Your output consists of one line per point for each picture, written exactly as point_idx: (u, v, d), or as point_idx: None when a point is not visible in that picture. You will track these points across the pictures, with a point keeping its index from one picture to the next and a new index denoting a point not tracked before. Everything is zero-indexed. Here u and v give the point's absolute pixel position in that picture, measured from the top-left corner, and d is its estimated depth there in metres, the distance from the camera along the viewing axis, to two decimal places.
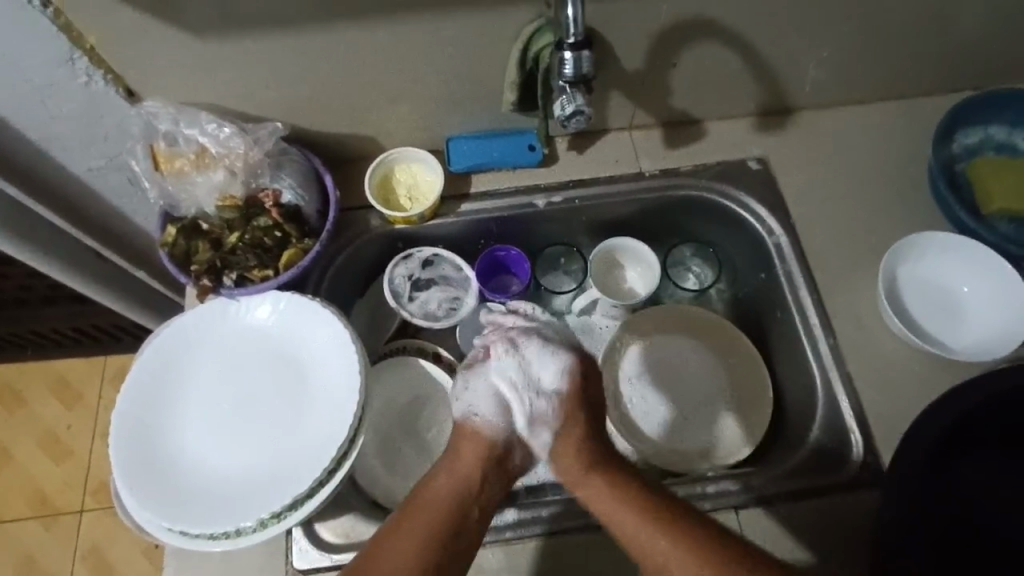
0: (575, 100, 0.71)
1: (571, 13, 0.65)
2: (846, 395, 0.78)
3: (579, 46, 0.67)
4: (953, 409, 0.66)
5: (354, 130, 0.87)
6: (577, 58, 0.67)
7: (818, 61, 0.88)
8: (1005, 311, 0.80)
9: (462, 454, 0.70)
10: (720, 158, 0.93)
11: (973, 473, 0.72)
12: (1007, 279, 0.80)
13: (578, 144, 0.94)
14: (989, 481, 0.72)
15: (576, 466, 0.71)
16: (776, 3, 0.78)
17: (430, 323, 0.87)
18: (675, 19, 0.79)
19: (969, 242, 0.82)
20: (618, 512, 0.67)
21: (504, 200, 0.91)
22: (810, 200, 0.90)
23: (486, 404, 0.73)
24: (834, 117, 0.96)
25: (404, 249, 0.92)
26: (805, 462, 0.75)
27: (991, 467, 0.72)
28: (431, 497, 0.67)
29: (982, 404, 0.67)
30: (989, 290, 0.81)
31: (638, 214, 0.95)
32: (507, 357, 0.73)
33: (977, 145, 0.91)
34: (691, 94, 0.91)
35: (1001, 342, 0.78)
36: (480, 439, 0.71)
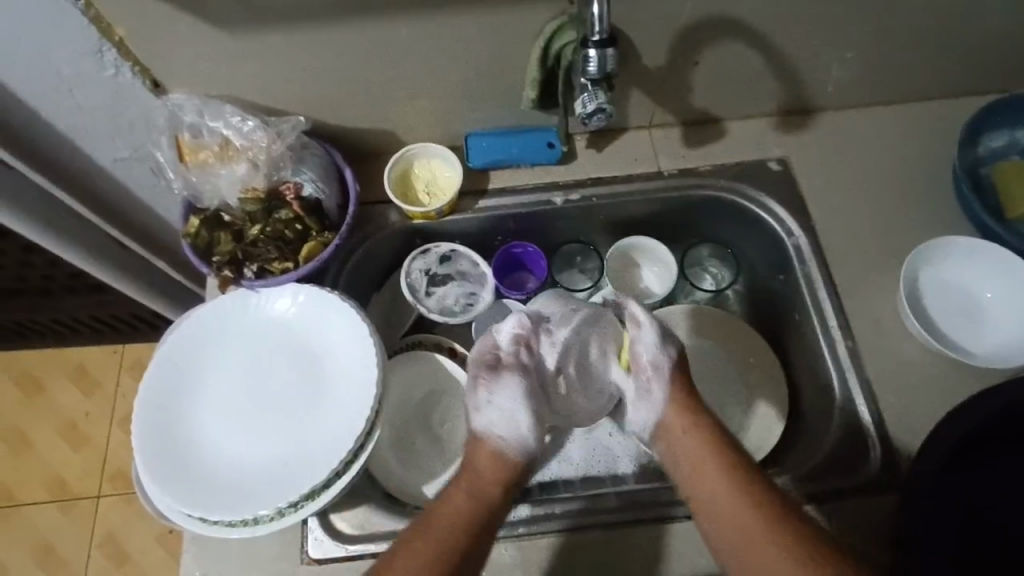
0: (596, 98, 0.70)
1: (596, 10, 0.65)
2: (864, 400, 0.77)
3: (603, 44, 0.66)
4: (971, 415, 0.66)
5: (374, 126, 0.87)
6: (601, 55, 0.67)
7: (840, 61, 0.87)
8: None
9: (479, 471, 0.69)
10: (740, 158, 0.93)
11: (993, 479, 0.71)
12: None
13: (595, 142, 0.95)
14: (1008, 490, 0.71)
15: (674, 420, 0.72)
16: (800, 2, 0.78)
17: (446, 319, 0.87)
18: (698, 17, 0.78)
19: (995, 246, 0.81)
20: (705, 473, 0.68)
21: (522, 196, 0.91)
22: (831, 202, 0.89)
23: (507, 419, 0.71)
24: (856, 119, 0.95)
25: (423, 244, 0.92)
26: (818, 468, 0.74)
27: (1011, 477, 0.71)
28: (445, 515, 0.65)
29: (1000, 411, 0.66)
30: (1014, 296, 0.80)
31: (655, 213, 0.95)
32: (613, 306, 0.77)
33: (1002, 149, 0.90)
34: (711, 93, 0.90)
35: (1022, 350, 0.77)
36: (504, 457, 0.70)
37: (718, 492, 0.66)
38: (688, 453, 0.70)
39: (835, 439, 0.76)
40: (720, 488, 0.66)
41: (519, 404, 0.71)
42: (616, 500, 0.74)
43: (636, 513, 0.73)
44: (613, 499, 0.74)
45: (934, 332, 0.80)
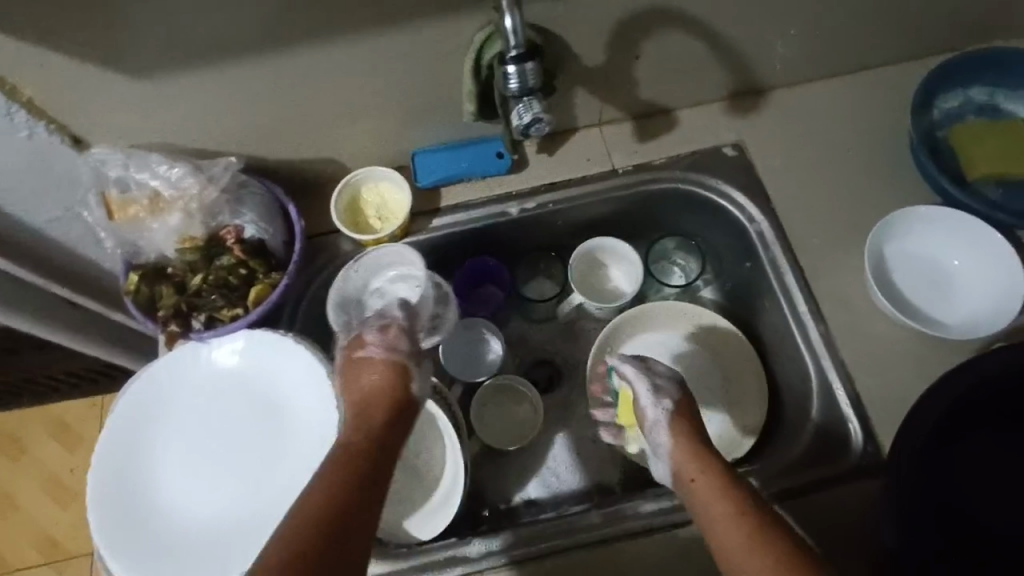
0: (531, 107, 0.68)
1: (509, 23, 0.62)
2: (840, 384, 0.75)
3: (522, 58, 0.64)
4: (948, 391, 0.64)
5: (314, 156, 0.85)
6: (521, 70, 0.65)
7: (784, 38, 0.85)
8: (999, 279, 0.77)
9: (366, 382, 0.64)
10: (693, 148, 0.91)
11: (975, 453, 0.69)
12: (995, 247, 0.77)
13: (546, 147, 0.92)
14: (994, 462, 0.70)
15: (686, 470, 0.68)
16: None
17: None
18: (632, 10, 0.76)
19: (956, 213, 0.79)
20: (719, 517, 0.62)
21: (477, 211, 0.89)
22: (790, 183, 0.87)
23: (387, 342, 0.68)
24: (809, 94, 0.93)
25: None
26: (800, 457, 0.73)
27: (994, 449, 0.70)
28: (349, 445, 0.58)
29: (977, 384, 0.65)
30: (981, 262, 0.79)
31: (614, 213, 0.93)
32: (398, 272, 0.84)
33: (955, 110, 0.89)
34: (657, 84, 0.88)
35: (994, 316, 0.75)
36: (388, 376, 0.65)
37: (730, 542, 0.60)
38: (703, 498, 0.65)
39: (815, 428, 0.74)
40: (732, 536, 0.60)
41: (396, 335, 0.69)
42: (598, 516, 0.73)
43: (620, 527, 0.72)
44: (595, 516, 0.73)
45: (906, 306, 0.79)
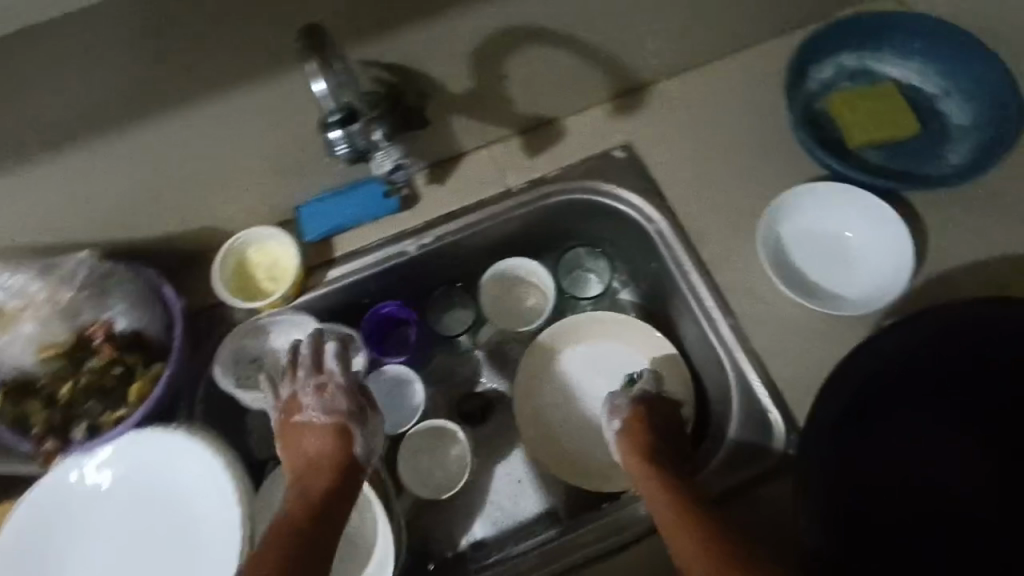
0: (393, 154, 0.65)
1: (320, 92, 0.56)
2: (755, 373, 0.75)
3: (346, 121, 0.59)
4: (853, 373, 0.65)
5: (188, 229, 0.80)
6: (349, 133, 0.60)
7: (652, 35, 0.83)
8: (891, 244, 0.78)
9: (305, 449, 0.68)
10: (584, 155, 0.90)
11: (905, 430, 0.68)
12: (882, 214, 0.78)
13: (436, 176, 0.89)
14: (920, 437, 0.69)
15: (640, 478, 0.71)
16: None
17: None
18: (486, 37, 0.72)
19: (837, 186, 0.80)
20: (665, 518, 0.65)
21: (373, 256, 0.86)
22: (683, 177, 0.87)
23: (319, 410, 0.70)
24: (693, 81, 0.92)
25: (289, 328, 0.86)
26: (729, 458, 0.73)
27: (924, 422, 0.69)
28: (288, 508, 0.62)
29: (879, 362, 0.66)
30: (875, 231, 0.79)
31: (517, 233, 0.91)
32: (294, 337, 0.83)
33: (830, 78, 0.89)
34: (534, 98, 0.86)
35: (889, 283, 0.76)
36: (327, 446, 0.67)
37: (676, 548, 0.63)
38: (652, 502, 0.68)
39: (745, 418, 0.74)
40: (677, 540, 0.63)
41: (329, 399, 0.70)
42: (537, 558, 0.73)
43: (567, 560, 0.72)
44: (533, 558, 0.74)
45: (809, 286, 0.79)
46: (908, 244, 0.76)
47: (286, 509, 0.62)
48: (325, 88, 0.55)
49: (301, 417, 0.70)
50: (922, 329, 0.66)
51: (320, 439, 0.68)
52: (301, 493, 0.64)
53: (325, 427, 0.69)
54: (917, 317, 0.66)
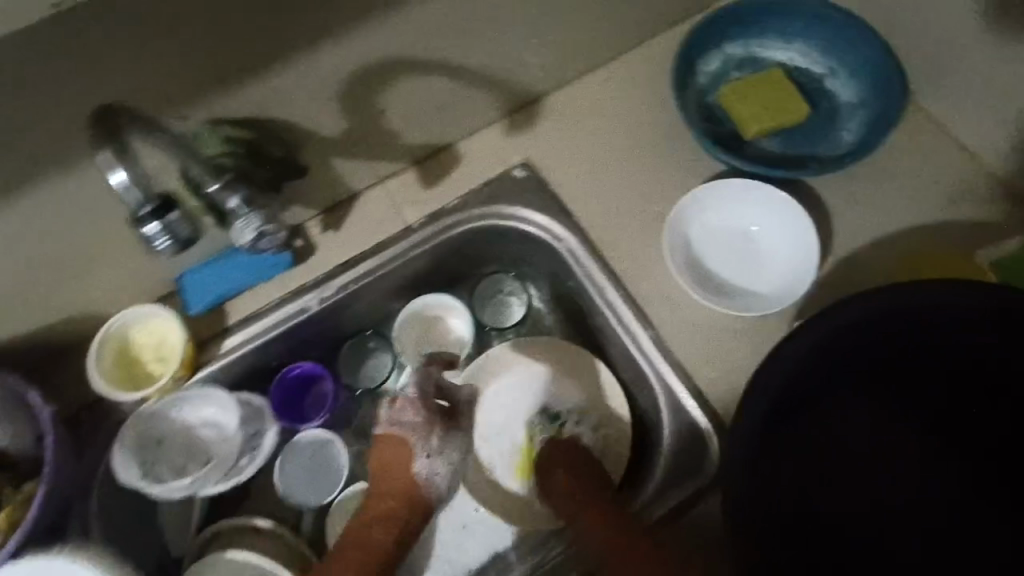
0: (254, 222, 0.58)
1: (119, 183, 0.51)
2: (680, 383, 0.74)
3: (159, 212, 0.54)
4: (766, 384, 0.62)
5: (56, 318, 0.73)
6: (168, 223, 0.56)
7: (531, 48, 0.80)
8: (797, 233, 0.77)
9: (388, 463, 0.76)
10: (483, 179, 0.86)
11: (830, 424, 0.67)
12: (783, 205, 0.77)
13: (330, 222, 0.84)
14: (844, 431, 0.68)
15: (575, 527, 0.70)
16: (444, 18, 0.68)
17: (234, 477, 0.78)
18: (346, 76, 0.67)
19: (736, 182, 0.79)
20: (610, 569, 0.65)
21: (271, 317, 0.80)
22: (587, 190, 0.84)
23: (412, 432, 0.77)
24: (585, 88, 0.88)
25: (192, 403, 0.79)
26: (664, 481, 0.72)
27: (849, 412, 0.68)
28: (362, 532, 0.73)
29: (793, 369, 0.63)
30: (780, 222, 0.78)
31: (426, 269, 0.87)
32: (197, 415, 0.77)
33: (720, 69, 0.88)
34: (421, 128, 0.81)
35: (798, 274, 0.76)
36: (410, 465, 0.76)
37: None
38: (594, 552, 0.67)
39: (676, 435, 0.73)
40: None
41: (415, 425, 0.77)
42: None
43: None
44: None
45: (723, 287, 0.78)
46: (811, 236, 0.75)
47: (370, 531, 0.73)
48: (124, 178, 0.51)
49: (388, 430, 0.77)
50: (828, 329, 0.63)
51: (396, 455, 0.76)
52: (381, 510, 0.74)
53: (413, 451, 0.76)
54: (819, 316, 0.64)
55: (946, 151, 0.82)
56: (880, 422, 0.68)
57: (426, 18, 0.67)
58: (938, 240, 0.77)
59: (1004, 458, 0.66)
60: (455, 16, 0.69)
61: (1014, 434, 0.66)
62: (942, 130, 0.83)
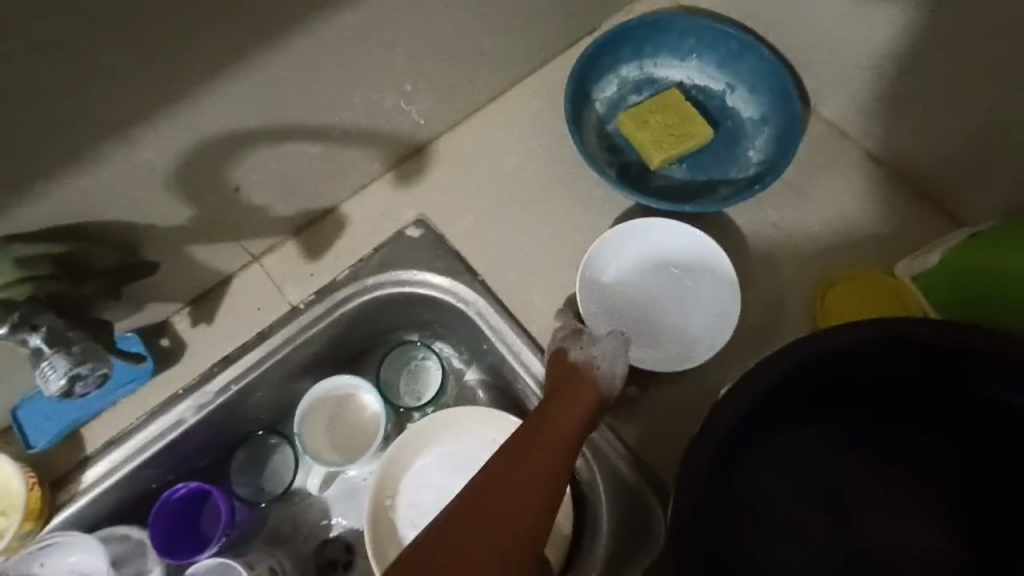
0: (61, 365, 0.56)
1: None
2: (613, 449, 0.68)
3: None
4: (706, 455, 0.54)
5: None
6: None
7: (405, 96, 0.72)
8: (716, 272, 0.72)
9: (574, 387, 0.63)
10: (376, 242, 0.77)
11: (775, 472, 0.62)
12: (698, 242, 0.72)
13: (202, 314, 0.73)
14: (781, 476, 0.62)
15: None
16: (290, 79, 0.59)
17: None
18: (176, 157, 0.57)
19: (649, 223, 0.73)
20: None
21: (139, 438, 0.68)
22: (489, 242, 0.76)
23: (609, 361, 0.67)
24: (476, 129, 0.81)
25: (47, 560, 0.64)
26: (609, 560, 0.65)
27: (793, 455, 0.63)
28: (554, 421, 0.59)
29: (727, 435, 0.55)
30: (698, 261, 0.73)
31: (325, 350, 0.77)
32: (61, 569, 0.65)
33: (617, 95, 0.82)
34: (294, 196, 0.71)
35: (722, 317, 0.71)
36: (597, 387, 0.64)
37: None
38: None
39: (616, 506, 0.66)
40: None
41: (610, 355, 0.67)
42: None
43: None
44: None
45: (645, 335, 0.72)
46: (729, 273, 0.71)
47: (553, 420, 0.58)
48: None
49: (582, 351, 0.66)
50: (765, 383, 0.55)
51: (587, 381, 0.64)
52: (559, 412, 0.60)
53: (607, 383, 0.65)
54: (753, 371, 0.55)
55: (852, 161, 0.79)
56: (816, 460, 0.63)
57: (260, 83, 0.58)
58: (856, 256, 0.75)
59: (945, 479, 0.62)
60: (298, 75, 0.60)
61: (947, 454, 0.62)
62: (846, 139, 0.79)
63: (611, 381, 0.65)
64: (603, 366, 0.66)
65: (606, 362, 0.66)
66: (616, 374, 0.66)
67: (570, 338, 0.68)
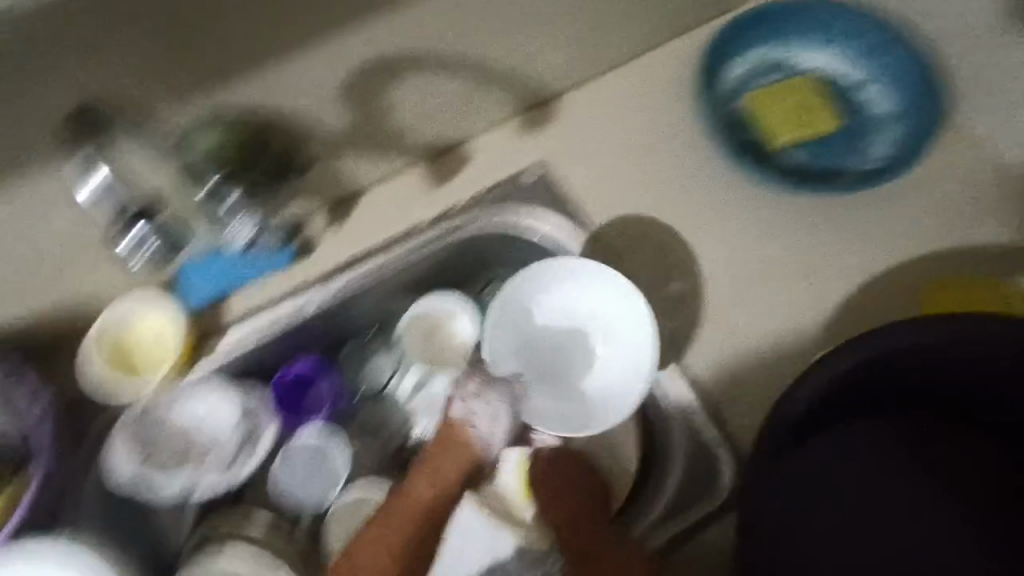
0: (250, 220, 0.72)
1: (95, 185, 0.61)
2: (694, 404, 0.71)
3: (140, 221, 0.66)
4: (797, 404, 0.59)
5: (53, 306, 0.72)
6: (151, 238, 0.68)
7: (549, 46, 0.76)
8: (636, 309, 0.71)
9: (444, 465, 0.70)
10: (496, 179, 0.82)
11: (846, 439, 0.68)
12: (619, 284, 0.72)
13: (334, 219, 0.81)
14: (850, 442, 0.68)
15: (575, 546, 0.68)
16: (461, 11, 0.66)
17: (234, 478, 0.75)
18: (353, 67, 0.65)
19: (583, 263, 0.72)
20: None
21: (272, 315, 0.78)
22: (601, 195, 0.80)
23: (491, 421, 0.72)
24: (604, 89, 0.84)
25: (188, 400, 0.75)
26: (673, 503, 0.70)
27: (864, 428, 0.68)
28: (409, 504, 0.70)
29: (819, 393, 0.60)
30: (623, 303, 0.72)
31: (434, 271, 0.83)
32: (197, 409, 0.75)
33: (749, 73, 0.83)
34: (432, 125, 0.78)
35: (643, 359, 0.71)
36: (472, 451, 0.71)
37: None
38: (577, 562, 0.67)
39: (686, 458, 0.71)
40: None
41: (497, 416, 0.72)
42: None
43: None
44: None
45: (738, 307, 0.74)
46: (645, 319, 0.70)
47: (412, 503, 0.70)
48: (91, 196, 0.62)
49: (457, 408, 0.72)
50: (838, 370, 0.59)
51: (462, 458, 0.71)
52: (423, 486, 0.70)
53: (484, 447, 0.71)
54: (829, 359, 0.59)
55: (982, 171, 0.77)
56: (886, 438, 0.68)
57: (437, 10, 0.64)
58: (969, 264, 0.74)
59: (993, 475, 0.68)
60: (467, 9, 0.66)
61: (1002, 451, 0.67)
62: (980, 149, 0.78)
63: (491, 449, 0.72)
64: (483, 427, 0.72)
65: (485, 421, 0.72)
66: (493, 439, 0.72)
67: (461, 392, 0.73)
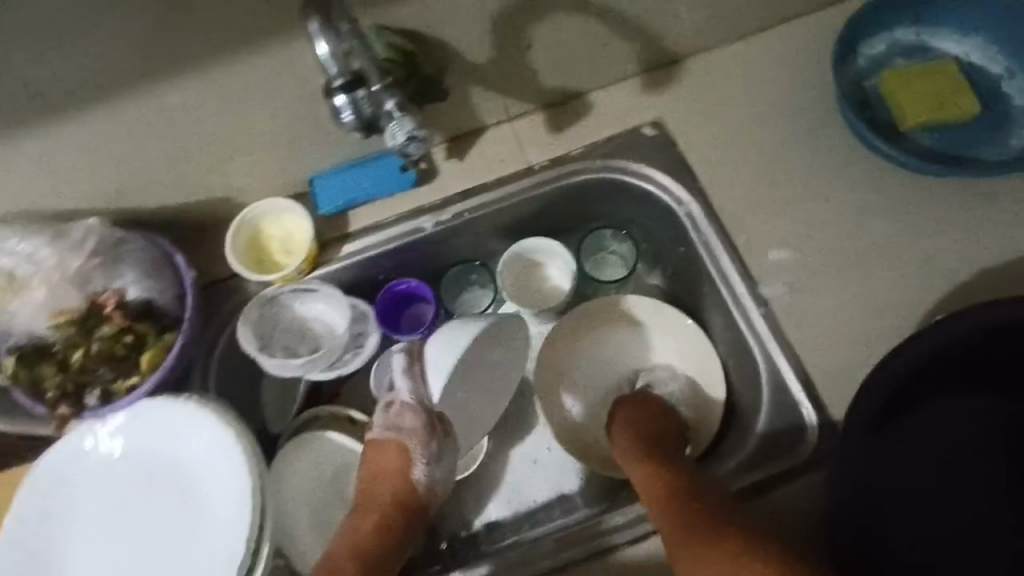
0: (405, 124, 0.64)
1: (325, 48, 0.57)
2: (788, 366, 0.72)
3: (348, 86, 0.61)
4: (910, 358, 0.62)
5: (205, 196, 0.80)
6: (354, 101, 0.63)
7: (687, 4, 0.78)
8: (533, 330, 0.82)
9: (375, 487, 0.73)
10: (613, 131, 0.85)
11: (941, 416, 0.70)
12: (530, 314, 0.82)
13: (455, 151, 0.86)
14: (943, 420, 0.70)
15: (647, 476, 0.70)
16: None
17: (338, 369, 0.83)
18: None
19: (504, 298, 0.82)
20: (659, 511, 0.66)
21: (391, 230, 0.83)
22: (716, 157, 0.81)
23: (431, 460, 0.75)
24: (730, 56, 0.85)
25: (308, 296, 0.82)
26: (752, 456, 0.72)
27: (959, 408, 0.70)
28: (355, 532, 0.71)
29: (931, 352, 0.63)
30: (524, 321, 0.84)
31: (541, 213, 0.87)
32: (315, 305, 0.82)
33: (882, 55, 0.82)
34: (561, 71, 0.81)
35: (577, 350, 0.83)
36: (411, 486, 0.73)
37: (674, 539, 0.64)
38: (645, 486, 0.69)
39: (771, 415, 0.72)
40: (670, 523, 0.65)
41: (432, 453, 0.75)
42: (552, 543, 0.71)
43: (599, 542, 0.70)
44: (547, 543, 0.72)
45: (843, 280, 0.74)
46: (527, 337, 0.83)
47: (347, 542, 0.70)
48: (327, 49, 0.57)
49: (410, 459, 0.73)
50: (938, 341, 0.62)
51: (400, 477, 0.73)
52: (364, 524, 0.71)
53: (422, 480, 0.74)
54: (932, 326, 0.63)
55: None
56: (980, 421, 0.70)
57: None
58: None
59: None
60: None
61: None
62: None
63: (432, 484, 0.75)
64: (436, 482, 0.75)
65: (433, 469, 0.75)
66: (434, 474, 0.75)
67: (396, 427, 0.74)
